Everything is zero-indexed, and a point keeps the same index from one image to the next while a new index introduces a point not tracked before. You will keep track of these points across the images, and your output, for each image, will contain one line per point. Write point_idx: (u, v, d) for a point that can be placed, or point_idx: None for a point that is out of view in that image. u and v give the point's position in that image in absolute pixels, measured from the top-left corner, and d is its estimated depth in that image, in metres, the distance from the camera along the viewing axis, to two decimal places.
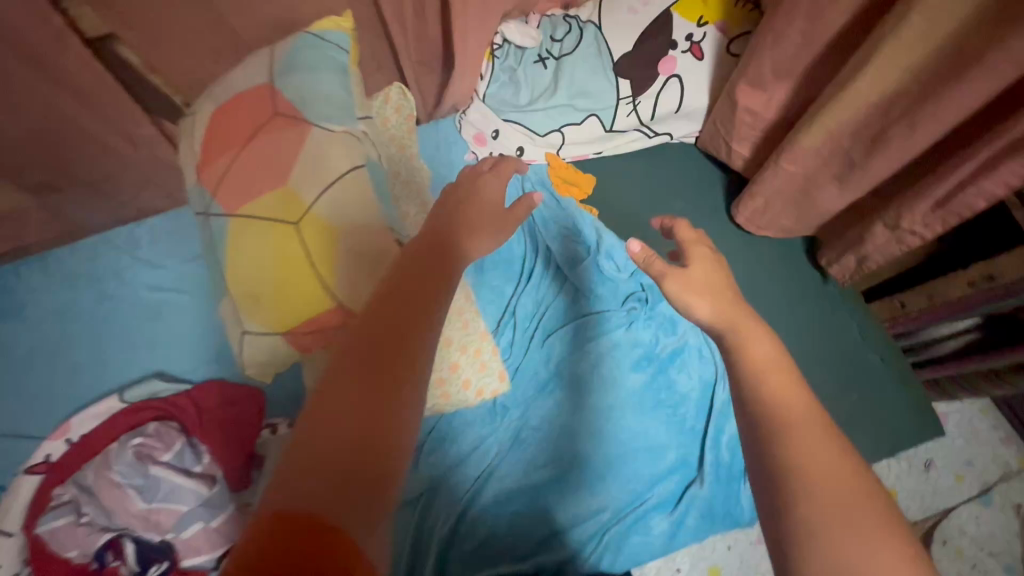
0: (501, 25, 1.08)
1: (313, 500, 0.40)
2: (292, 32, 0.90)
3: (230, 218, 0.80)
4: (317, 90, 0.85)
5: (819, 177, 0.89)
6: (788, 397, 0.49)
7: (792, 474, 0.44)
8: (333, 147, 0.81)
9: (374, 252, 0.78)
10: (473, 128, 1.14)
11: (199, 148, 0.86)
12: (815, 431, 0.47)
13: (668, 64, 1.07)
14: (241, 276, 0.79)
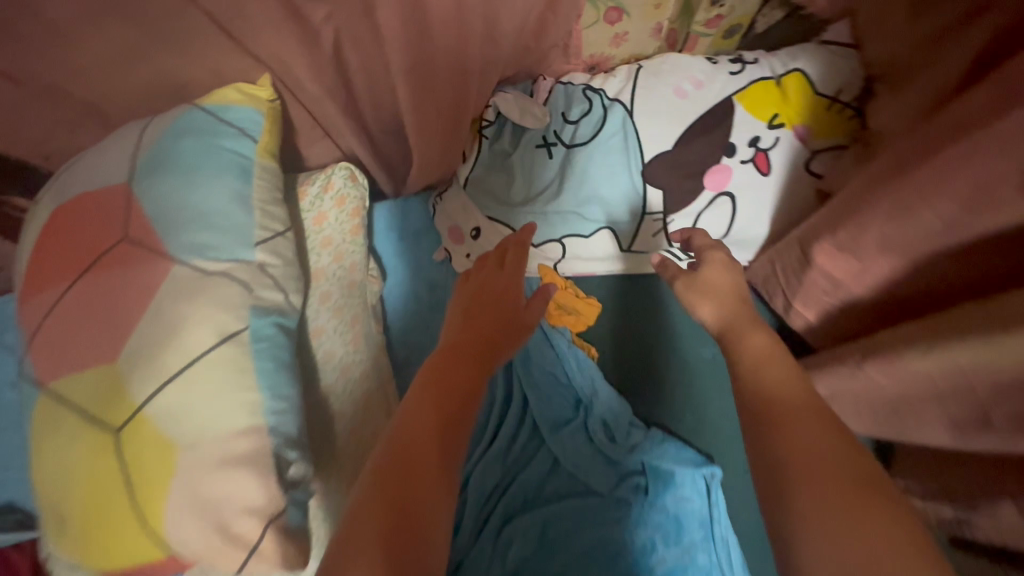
0: (495, 94, 0.78)
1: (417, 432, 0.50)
2: (179, 104, 0.62)
3: (39, 392, 0.54)
4: (191, 205, 0.58)
5: (925, 407, 0.59)
6: (786, 387, 0.45)
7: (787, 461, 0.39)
8: (196, 305, 0.54)
9: (230, 488, 0.51)
10: (450, 221, 0.87)
11: (26, 264, 0.60)
12: (813, 416, 0.42)
13: (719, 176, 0.76)
14: (42, 484, 0.53)
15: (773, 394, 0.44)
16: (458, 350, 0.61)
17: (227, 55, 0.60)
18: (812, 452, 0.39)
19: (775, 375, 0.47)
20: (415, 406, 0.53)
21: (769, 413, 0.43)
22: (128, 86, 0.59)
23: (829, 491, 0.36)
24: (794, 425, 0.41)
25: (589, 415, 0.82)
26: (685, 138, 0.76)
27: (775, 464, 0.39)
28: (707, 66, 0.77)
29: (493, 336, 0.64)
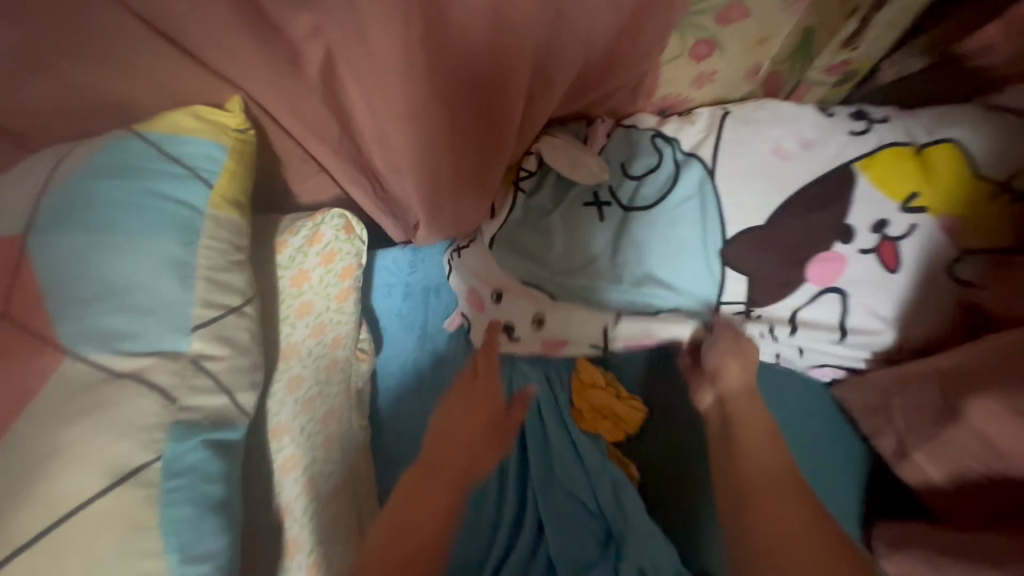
0: (539, 140, 0.62)
1: (411, 500, 0.48)
2: (113, 132, 0.46)
3: None
4: (102, 274, 0.42)
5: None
6: (764, 444, 0.52)
7: (750, 517, 0.46)
8: (72, 431, 0.37)
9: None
10: (469, 282, 0.67)
11: None
12: (777, 486, 0.48)
13: (827, 267, 0.57)
14: None
15: (750, 471, 0.49)
16: (425, 464, 0.52)
17: (181, 68, 0.45)
18: (791, 540, 0.43)
19: (789, 517, 0.45)
20: (409, 475, 0.51)
21: (742, 489, 0.48)
22: (41, 99, 0.44)
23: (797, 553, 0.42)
24: (763, 503, 0.47)
25: (621, 557, 0.62)
26: (781, 216, 0.57)
27: (752, 536, 0.45)
28: (822, 120, 0.59)
29: (470, 455, 0.54)
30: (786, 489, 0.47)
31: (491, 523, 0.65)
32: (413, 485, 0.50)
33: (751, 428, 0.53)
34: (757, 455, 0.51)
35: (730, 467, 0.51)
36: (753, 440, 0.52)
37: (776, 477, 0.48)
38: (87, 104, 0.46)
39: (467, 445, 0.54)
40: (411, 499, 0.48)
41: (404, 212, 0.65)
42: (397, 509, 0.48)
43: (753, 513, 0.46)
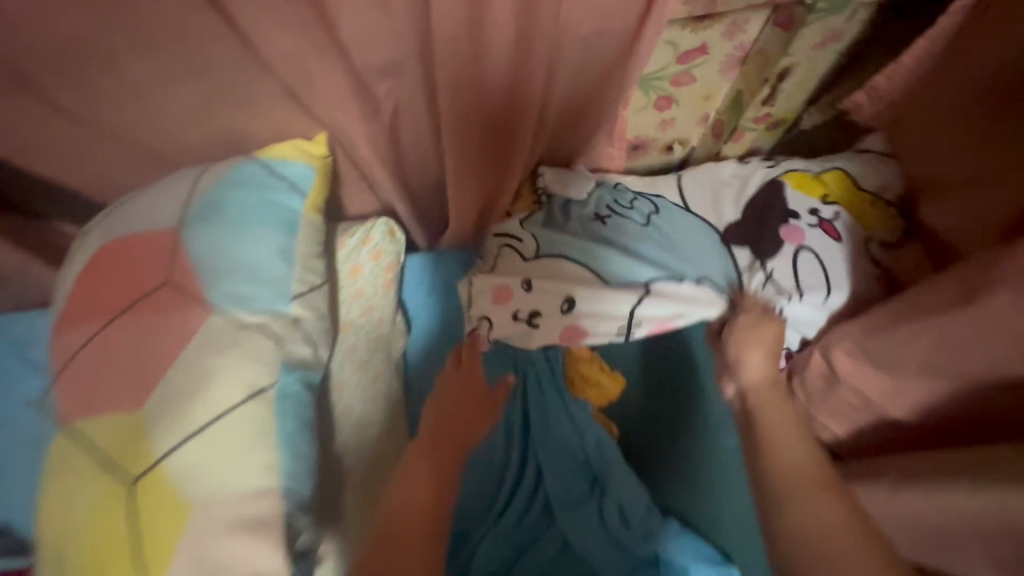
0: (543, 167, 0.78)
1: (405, 501, 0.49)
2: (235, 157, 0.64)
3: (59, 429, 0.54)
4: (236, 256, 0.59)
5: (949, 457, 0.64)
6: (788, 449, 0.48)
7: (811, 544, 0.40)
8: (225, 355, 0.54)
9: (237, 552, 0.49)
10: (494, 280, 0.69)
11: (65, 295, 0.61)
12: (814, 486, 0.44)
13: (794, 231, 0.70)
14: (49, 524, 0.52)
15: (783, 469, 0.46)
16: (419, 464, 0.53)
17: (288, 116, 0.61)
18: (830, 540, 0.40)
19: (809, 481, 0.44)
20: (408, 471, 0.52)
21: (783, 488, 0.45)
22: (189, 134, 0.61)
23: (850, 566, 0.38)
24: (802, 502, 0.43)
25: (604, 496, 0.79)
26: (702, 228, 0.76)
27: (802, 554, 0.40)
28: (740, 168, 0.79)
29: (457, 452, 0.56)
30: (820, 499, 0.43)
31: (501, 468, 0.82)
32: (407, 485, 0.51)
33: (771, 415, 0.53)
34: (798, 489, 0.44)
35: (775, 499, 0.45)
36: (782, 451, 0.48)
37: (818, 504, 0.42)
38: (221, 135, 0.63)
39: (456, 446, 0.57)
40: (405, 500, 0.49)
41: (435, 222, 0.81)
42: (396, 505, 0.49)
43: (803, 528, 0.41)
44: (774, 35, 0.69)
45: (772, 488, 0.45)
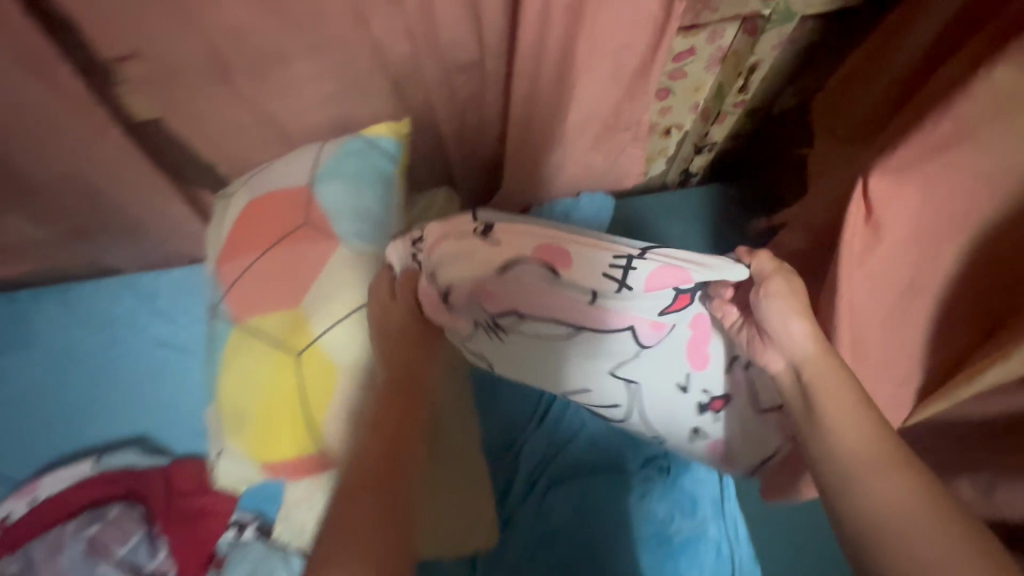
0: None
1: (356, 516, 0.52)
2: (344, 134, 0.85)
3: (236, 324, 0.75)
4: (354, 203, 0.80)
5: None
6: (849, 417, 0.51)
7: (883, 517, 0.47)
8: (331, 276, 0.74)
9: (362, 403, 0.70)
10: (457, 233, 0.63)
11: (226, 238, 0.82)
12: (886, 462, 0.49)
13: None
14: (230, 391, 0.74)
15: (851, 447, 0.50)
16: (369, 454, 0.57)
17: (389, 103, 0.83)
18: (894, 502, 0.47)
19: (872, 452, 0.50)
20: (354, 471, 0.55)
21: (849, 471, 0.50)
22: (317, 118, 0.83)
23: (918, 516, 0.46)
24: (881, 475, 0.48)
25: None
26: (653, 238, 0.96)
27: (872, 518, 0.47)
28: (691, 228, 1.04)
29: (400, 436, 0.59)
30: (892, 475, 0.48)
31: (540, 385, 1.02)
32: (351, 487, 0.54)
33: (824, 381, 0.54)
34: (869, 470, 0.49)
35: (841, 485, 0.50)
36: (840, 421, 0.52)
37: (897, 487, 0.47)
38: (333, 118, 0.84)
39: (402, 407, 0.61)
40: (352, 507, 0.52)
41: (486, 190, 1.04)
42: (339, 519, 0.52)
43: (873, 502, 0.48)
44: (744, 39, 0.90)
45: (828, 473, 0.51)
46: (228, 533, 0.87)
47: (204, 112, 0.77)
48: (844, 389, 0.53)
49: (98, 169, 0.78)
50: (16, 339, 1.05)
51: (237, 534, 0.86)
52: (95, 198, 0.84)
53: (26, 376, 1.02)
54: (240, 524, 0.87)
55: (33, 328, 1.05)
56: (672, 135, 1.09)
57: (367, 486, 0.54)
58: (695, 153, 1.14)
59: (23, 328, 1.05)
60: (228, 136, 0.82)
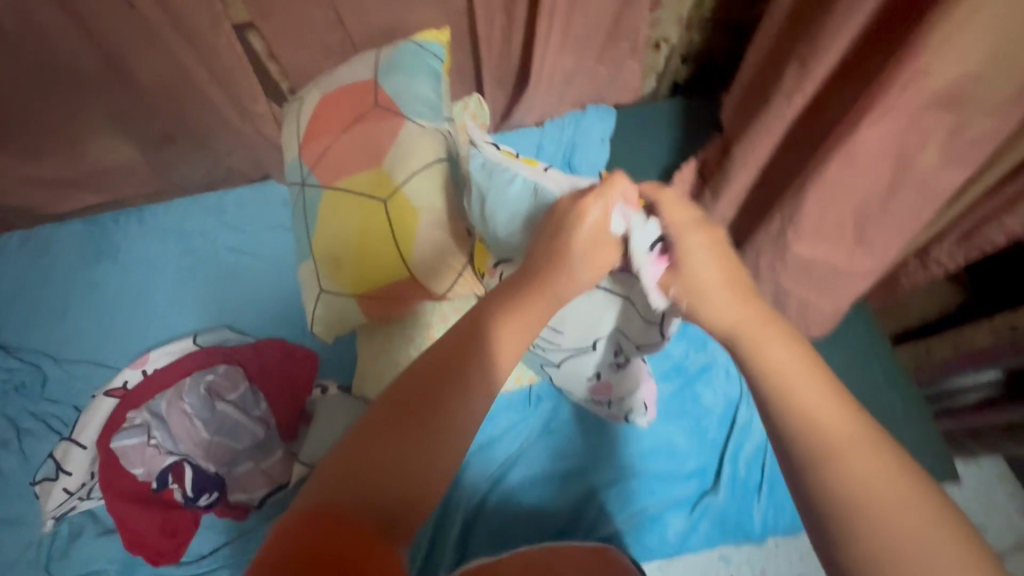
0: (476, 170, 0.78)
1: (345, 502, 0.42)
2: (396, 38, 1.02)
3: (324, 188, 0.91)
4: (412, 90, 0.95)
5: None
6: (835, 413, 0.46)
7: (859, 513, 0.41)
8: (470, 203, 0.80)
9: (450, 249, 0.89)
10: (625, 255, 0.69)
11: (304, 128, 0.97)
12: (869, 454, 0.44)
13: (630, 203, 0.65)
14: (325, 240, 0.91)
15: (824, 424, 0.46)
16: (381, 418, 0.47)
17: (433, 9, 1.02)
18: (870, 492, 0.42)
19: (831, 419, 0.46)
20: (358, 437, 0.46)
21: (825, 448, 0.45)
22: (375, 23, 1.00)
23: (887, 510, 0.41)
24: (858, 459, 0.43)
25: None
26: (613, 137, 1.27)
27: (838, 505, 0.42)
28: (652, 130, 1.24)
29: (426, 396, 0.48)
30: (870, 463, 0.43)
31: None
32: (352, 458, 0.44)
33: (793, 377, 0.49)
34: (845, 450, 0.44)
35: (809, 462, 0.45)
36: (811, 405, 0.47)
37: (878, 479, 0.42)
38: (388, 23, 1.02)
39: (440, 359, 0.51)
40: (343, 482, 0.43)
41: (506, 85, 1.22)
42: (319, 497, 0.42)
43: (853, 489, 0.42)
44: None
45: (801, 451, 0.45)
46: (315, 391, 1.01)
47: (286, 17, 0.94)
48: (807, 370, 0.49)
49: (200, 67, 0.94)
50: (103, 253, 1.17)
51: (323, 392, 1.00)
52: (191, 96, 1.00)
53: (116, 282, 1.15)
54: (324, 385, 1.01)
55: (116, 243, 1.18)
56: (662, 49, 1.27)
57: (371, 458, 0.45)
58: (682, 64, 1.32)
59: (108, 244, 1.18)
60: (301, 42, 0.99)
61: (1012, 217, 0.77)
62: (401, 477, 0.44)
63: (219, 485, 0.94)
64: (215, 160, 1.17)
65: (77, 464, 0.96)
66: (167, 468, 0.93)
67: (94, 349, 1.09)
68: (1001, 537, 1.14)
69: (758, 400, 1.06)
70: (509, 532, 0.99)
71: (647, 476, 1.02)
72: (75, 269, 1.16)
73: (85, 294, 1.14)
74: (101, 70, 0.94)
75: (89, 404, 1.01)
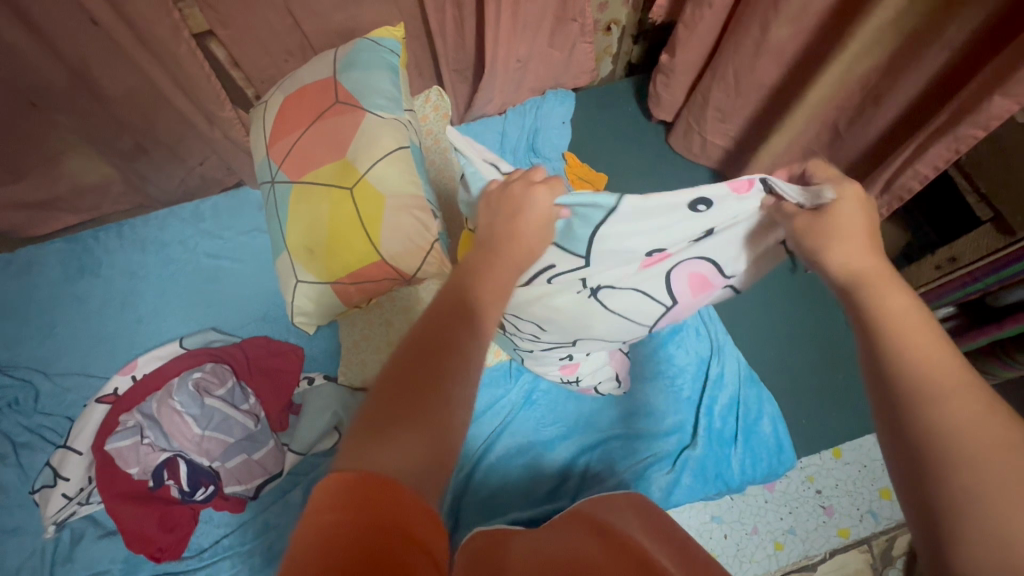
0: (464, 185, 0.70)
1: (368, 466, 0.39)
2: (352, 37, 1.06)
3: (293, 183, 0.95)
4: (370, 84, 0.99)
5: (802, 146, 1.09)
6: (934, 355, 0.42)
7: (958, 445, 0.37)
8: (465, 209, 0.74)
9: (417, 233, 0.93)
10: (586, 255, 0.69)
11: (269, 128, 1.01)
12: (971, 394, 0.39)
13: (743, 185, 0.59)
14: (297, 232, 0.94)
15: (923, 366, 0.42)
16: (390, 392, 0.46)
17: (385, 6, 1.05)
18: (978, 434, 0.37)
19: (921, 352, 0.43)
20: (374, 410, 0.45)
21: (923, 388, 0.41)
22: (331, 24, 1.04)
23: (987, 447, 0.36)
24: (958, 397, 0.39)
25: None
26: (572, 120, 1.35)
27: (933, 446, 0.38)
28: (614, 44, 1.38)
29: (431, 369, 0.47)
30: (975, 403, 0.39)
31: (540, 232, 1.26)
32: (370, 428, 0.43)
33: (906, 325, 0.45)
34: (953, 391, 0.40)
35: (903, 405, 0.41)
36: (925, 347, 0.43)
37: (989, 425, 0.37)
38: (344, 24, 1.06)
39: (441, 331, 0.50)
40: (363, 449, 0.41)
41: (464, 76, 1.26)
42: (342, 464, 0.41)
43: (947, 425, 0.38)
44: None
45: (900, 389, 0.42)
46: (302, 383, 1.05)
47: (244, 23, 0.98)
48: (918, 320, 0.46)
49: (164, 75, 0.98)
50: (86, 268, 1.21)
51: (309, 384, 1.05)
52: (160, 105, 1.04)
53: (99, 294, 1.18)
54: (311, 376, 1.06)
55: (97, 257, 1.22)
56: (612, 31, 1.31)
57: (391, 436, 0.42)
58: (633, 45, 1.37)
59: (89, 259, 1.21)
60: (261, 48, 1.03)
61: (920, 163, 0.87)
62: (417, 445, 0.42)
63: (215, 478, 0.97)
64: (188, 170, 1.20)
65: (74, 470, 0.99)
66: (162, 465, 0.97)
67: (82, 360, 1.12)
68: None
69: (728, 356, 1.12)
70: (504, 502, 1.02)
71: (630, 436, 1.07)
72: (59, 286, 1.19)
73: (70, 309, 1.17)
74: (68, 87, 0.97)
75: (83, 411, 1.04)
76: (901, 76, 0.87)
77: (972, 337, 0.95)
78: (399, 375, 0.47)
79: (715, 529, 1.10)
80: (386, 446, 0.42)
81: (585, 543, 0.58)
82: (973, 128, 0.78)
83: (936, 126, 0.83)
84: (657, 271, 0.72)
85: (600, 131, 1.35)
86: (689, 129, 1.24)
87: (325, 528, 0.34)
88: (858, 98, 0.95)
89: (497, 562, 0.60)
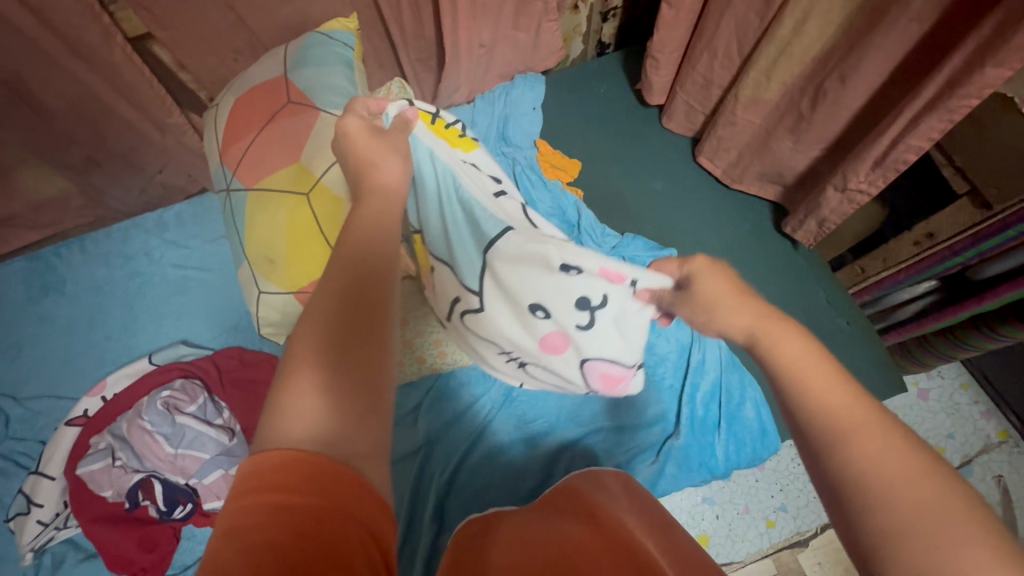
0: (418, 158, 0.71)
1: (304, 451, 0.37)
2: (302, 31, 1.01)
3: (248, 191, 0.92)
4: (323, 82, 0.94)
5: (773, 122, 1.06)
6: (838, 395, 0.43)
7: (875, 486, 0.37)
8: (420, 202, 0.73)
9: None
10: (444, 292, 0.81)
11: (221, 133, 0.96)
12: (875, 432, 0.40)
13: (614, 272, 0.64)
14: (256, 241, 0.91)
15: (825, 406, 0.42)
16: (304, 369, 0.41)
17: None
18: (884, 474, 0.38)
19: (829, 392, 0.43)
20: (294, 385, 0.40)
21: (832, 428, 0.41)
22: (278, 19, 0.99)
23: (900, 487, 0.37)
24: (865, 434, 0.40)
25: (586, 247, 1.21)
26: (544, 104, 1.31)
27: (850, 489, 0.38)
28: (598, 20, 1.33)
29: (345, 343, 0.43)
30: (879, 440, 0.39)
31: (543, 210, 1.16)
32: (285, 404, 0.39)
33: (809, 366, 0.45)
34: (860, 428, 0.40)
35: (821, 449, 0.41)
36: (822, 387, 0.43)
37: (881, 445, 0.39)
38: (292, 17, 1.01)
39: (339, 304, 0.45)
40: (289, 435, 0.38)
41: (427, 66, 1.21)
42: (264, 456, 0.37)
43: (861, 467, 0.38)
44: None
45: (812, 427, 0.42)
46: None
47: (185, 24, 0.93)
48: (821, 361, 0.46)
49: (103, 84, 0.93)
50: (50, 287, 1.17)
51: None
52: (104, 114, 1.00)
53: (65, 314, 1.15)
54: None
55: (60, 275, 1.18)
56: (580, 9, 1.26)
57: (301, 413, 0.39)
58: (603, 22, 1.32)
59: (52, 278, 1.18)
60: (206, 47, 0.98)
61: (912, 137, 0.82)
62: (341, 425, 0.39)
63: (192, 496, 0.95)
64: (147, 179, 1.17)
65: (48, 496, 0.97)
66: (136, 486, 0.95)
67: (52, 381, 1.10)
68: (968, 442, 1.16)
69: (709, 342, 1.10)
70: (486, 496, 1.00)
71: (622, 428, 1.06)
72: (23, 307, 1.16)
73: (36, 331, 1.14)
74: (6, 103, 0.92)
75: (54, 435, 1.02)
76: (866, 46, 0.84)
77: (951, 313, 0.94)
78: (312, 349, 0.43)
79: (707, 511, 1.09)
80: (306, 399, 0.40)
81: (571, 528, 0.56)
82: (966, 98, 0.74)
83: (921, 101, 0.79)
84: (548, 348, 0.76)
85: (571, 116, 1.31)
86: (690, 110, 1.20)
87: (252, 527, 0.33)
88: (825, 70, 0.92)
89: (487, 551, 0.58)
